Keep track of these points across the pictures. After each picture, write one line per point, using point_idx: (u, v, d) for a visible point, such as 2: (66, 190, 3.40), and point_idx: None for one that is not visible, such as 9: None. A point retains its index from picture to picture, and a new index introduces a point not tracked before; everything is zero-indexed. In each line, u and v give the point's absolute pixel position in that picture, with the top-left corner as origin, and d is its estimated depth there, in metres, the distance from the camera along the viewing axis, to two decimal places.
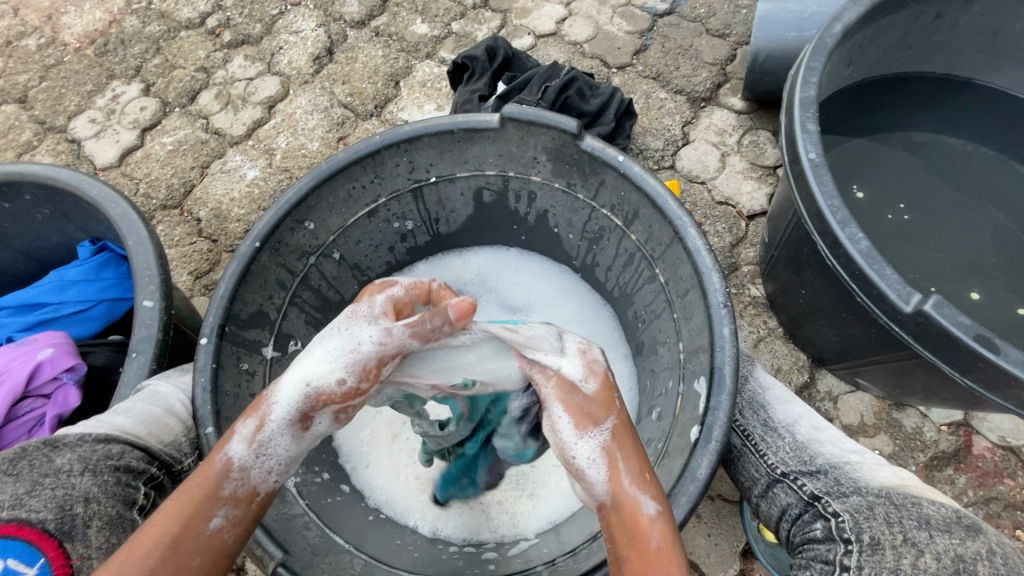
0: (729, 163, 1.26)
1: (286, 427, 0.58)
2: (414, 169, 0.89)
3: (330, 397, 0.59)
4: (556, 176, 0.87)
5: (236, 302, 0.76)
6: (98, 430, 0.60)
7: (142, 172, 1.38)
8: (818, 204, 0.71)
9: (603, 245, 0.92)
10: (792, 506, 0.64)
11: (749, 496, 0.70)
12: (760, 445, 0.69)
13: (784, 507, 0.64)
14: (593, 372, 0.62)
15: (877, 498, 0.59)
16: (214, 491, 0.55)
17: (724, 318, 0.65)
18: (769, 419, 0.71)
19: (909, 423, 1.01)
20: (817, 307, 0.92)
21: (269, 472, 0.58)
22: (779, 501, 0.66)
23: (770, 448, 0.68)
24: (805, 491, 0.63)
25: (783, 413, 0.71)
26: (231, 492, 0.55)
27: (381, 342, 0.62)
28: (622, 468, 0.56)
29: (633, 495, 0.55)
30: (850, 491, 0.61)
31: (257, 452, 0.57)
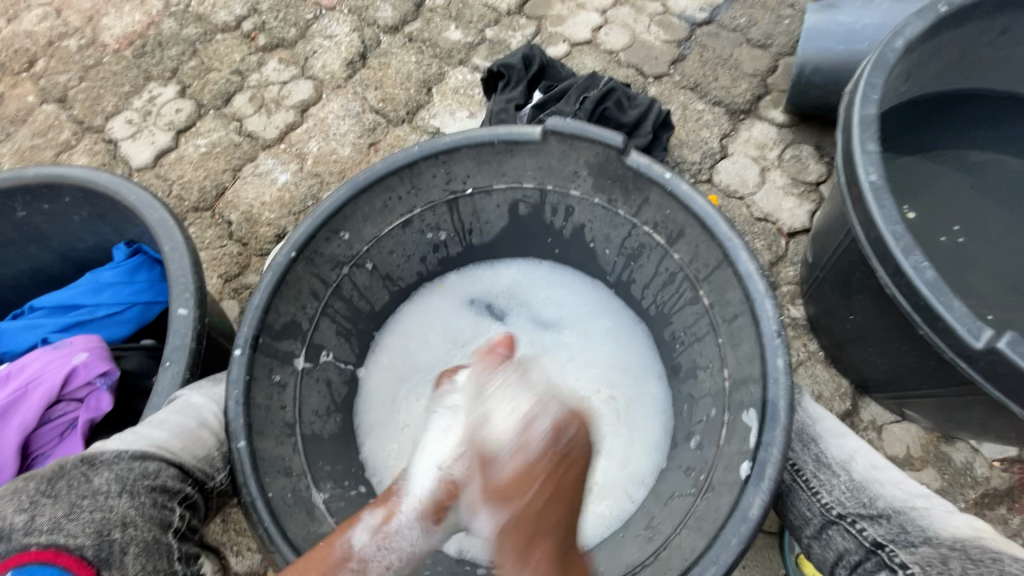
0: (769, 179, 1.22)
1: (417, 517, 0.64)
2: (451, 180, 0.87)
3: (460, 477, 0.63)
4: (596, 192, 0.85)
5: (270, 313, 0.75)
6: (134, 446, 0.59)
7: (176, 174, 1.40)
8: (878, 228, 0.67)
9: (642, 262, 0.89)
10: (850, 551, 0.61)
11: (800, 535, 0.66)
12: (812, 482, 0.66)
13: (840, 551, 0.62)
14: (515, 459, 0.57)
15: (950, 551, 0.57)
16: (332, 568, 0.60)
17: (778, 347, 0.62)
18: (822, 454, 0.67)
19: (959, 458, 0.95)
20: (866, 334, 0.88)
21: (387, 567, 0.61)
22: (835, 545, 0.63)
23: (824, 486, 0.65)
24: (866, 537, 0.61)
25: (837, 449, 0.67)
26: None
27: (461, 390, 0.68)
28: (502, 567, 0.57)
29: None
30: (918, 541, 0.59)
31: (380, 543, 0.62)
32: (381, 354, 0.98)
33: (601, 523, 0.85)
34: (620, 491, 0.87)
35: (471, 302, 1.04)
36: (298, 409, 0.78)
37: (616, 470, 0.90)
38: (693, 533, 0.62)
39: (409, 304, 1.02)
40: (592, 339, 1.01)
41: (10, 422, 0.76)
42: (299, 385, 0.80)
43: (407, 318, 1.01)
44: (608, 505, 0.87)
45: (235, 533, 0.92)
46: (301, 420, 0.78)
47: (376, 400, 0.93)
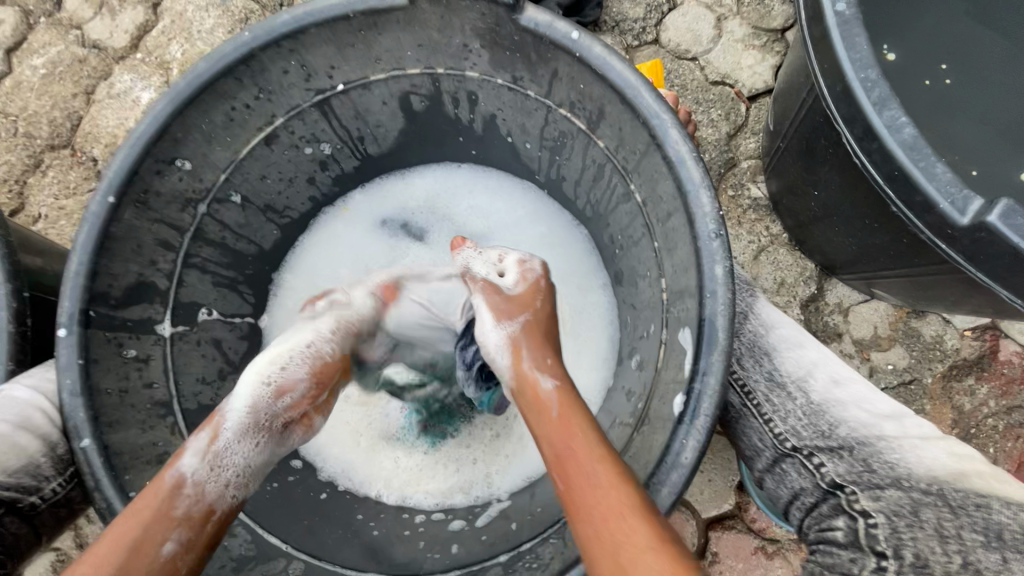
0: (727, 30, 1.01)
1: (241, 430, 0.57)
2: (310, 74, 0.68)
3: (285, 386, 0.59)
4: (497, 69, 0.66)
5: (99, 277, 0.60)
6: None
7: (16, 106, 1.14)
8: (845, 78, 0.51)
9: (567, 154, 0.73)
10: (806, 491, 0.56)
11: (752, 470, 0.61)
12: (764, 408, 0.60)
13: (792, 485, 0.57)
14: (524, 278, 0.61)
15: (923, 496, 0.50)
16: (165, 509, 0.51)
17: (717, 252, 0.49)
18: (776, 373, 0.62)
19: (928, 332, 0.89)
20: (831, 212, 0.75)
21: (225, 486, 0.55)
22: (790, 482, 0.57)
23: (778, 413, 0.59)
24: (824, 476, 0.54)
25: (794, 366, 0.62)
26: (183, 512, 0.52)
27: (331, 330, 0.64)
28: (523, 355, 0.56)
29: (531, 376, 0.55)
30: (886, 483, 0.52)
31: (213, 463, 0.55)
32: (284, 296, 0.83)
33: None
34: None
35: (387, 223, 0.88)
36: (173, 383, 0.66)
37: None
38: None
39: (309, 235, 0.86)
40: (526, 250, 0.87)
41: None
42: (170, 355, 0.67)
43: (310, 253, 0.85)
44: None
45: None
46: (180, 394, 0.67)
47: None
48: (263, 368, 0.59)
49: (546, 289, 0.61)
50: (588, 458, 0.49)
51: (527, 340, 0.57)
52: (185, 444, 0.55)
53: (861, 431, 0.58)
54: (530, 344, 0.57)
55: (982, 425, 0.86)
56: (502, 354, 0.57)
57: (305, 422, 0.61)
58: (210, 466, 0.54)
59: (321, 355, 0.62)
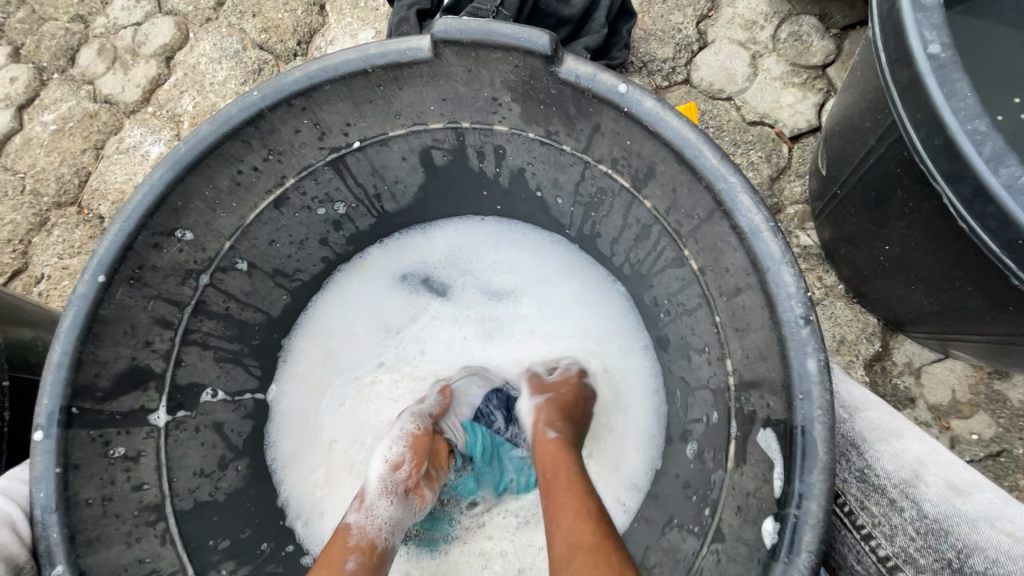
0: (763, 68, 0.95)
1: (379, 491, 0.64)
2: (324, 133, 0.62)
3: (396, 460, 0.66)
4: (528, 123, 0.60)
5: (86, 368, 0.53)
6: None
7: (25, 163, 1.11)
8: (947, 131, 0.44)
9: (605, 211, 0.66)
10: None
11: None
12: (861, 520, 0.49)
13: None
14: (564, 370, 0.74)
15: None
16: (341, 543, 0.60)
17: (807, 341, 0.41)
18: (873, 474, 0.50)
19: (1016, 396, 0.78)
20: (906, 268, 0.67)
21: (381, 533, 0.62)
22: None
23: (880, 529, 0.48)
24: None
25: (892, 464, 0.50)
26: (354, 542, 0.60)
27: (410, 422, 0.70)
28: (541, 418, 0.67)
29: (540, 433, 0.66)
30: None
31: (365, 513, 0.62)
32: (295, 363, 0.77)
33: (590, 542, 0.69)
34: (609, 493, 0.71)
35: (409, 280, 0.82)
36: (166, 480, 0.59)
37: (600, 467, 0.73)
38: None
39: (322, 297, 0.79)
40: (554, 307, 0.80)
41: None
42: (165, 448, 0.60)
43: (323, 317, 0.79)
44: None
45: None
46: (173, 493, 0.60)
47: (297, 420, 0.75)
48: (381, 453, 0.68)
49: (580, 375, 0.73)
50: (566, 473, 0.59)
51: (541, 413, 0.68)
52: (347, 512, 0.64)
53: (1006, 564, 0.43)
54: (546, 412, 0.68)
55: None
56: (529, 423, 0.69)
57: (419, 493, 0.66)
58: (364, 513, 0.62)
59: (412, 432, 0.68)
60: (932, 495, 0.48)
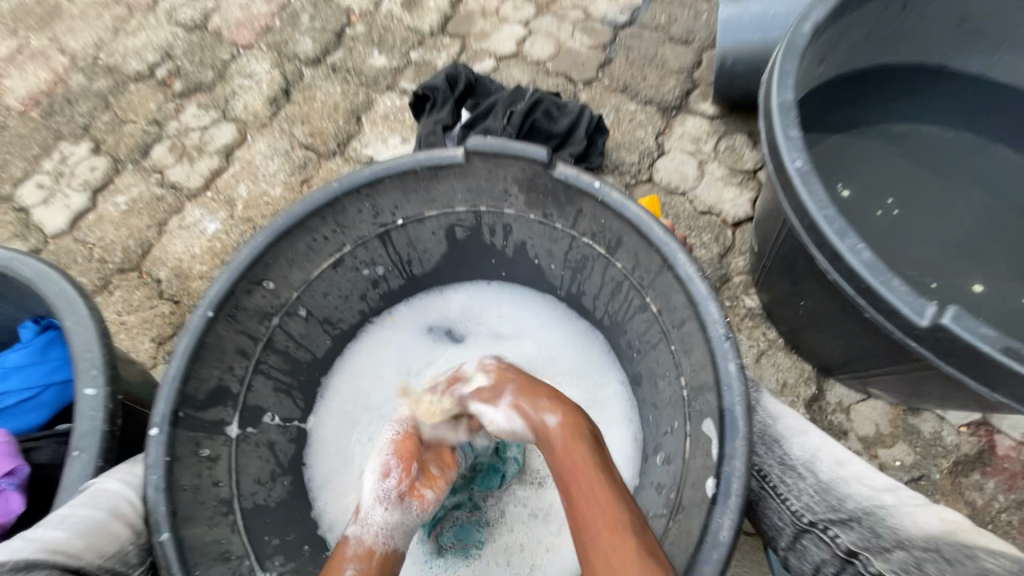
0: (708, 171, 1.22)
1: (373, 501, 0.74)
2: (378, 213, 0.83)
3: (386, 471, 0.76)
4: (530, 208, 0.81)
5: (190, 381, 0.68)
6: (17, 555, 0.49)
7: (96, 236, 1.31)
8: (811, 215, 0.66)
9: (588, 274, 0.86)
10: (828, 564, 0.54)
11: (775, 548, 0.61)
12: (779, 487, 0.60)
13: (819, 567, 0.55)
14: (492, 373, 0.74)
15: (923, 554, 0.50)
16: (342, 553, 0.71)
17: (728, 351, 0.59)
18: (786, 457, 0.62)
19: (927, 429, 0.95)
20: (818, 317, 0.87)
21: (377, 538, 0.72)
22: (811, 557, 0.56)
23: (792, 492, 0.59)
24: (840, 545, 0.53)
25: (800, 448, 0.62)
26: (352, 551, 0.71)
27: (396, 432, 0.79)
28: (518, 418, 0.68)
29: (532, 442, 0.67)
30: (892, 546, 0.51)
31: (361, 523, 0.73)
32: (332, 398, 0.91)
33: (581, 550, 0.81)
34: None
35: (429, 331, 0.99)
36: (235, 482, 0.71)
37: None
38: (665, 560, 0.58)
39: (356, 344, 0.95)
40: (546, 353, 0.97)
41: None
42: (235, 455, 0.73)
43: (357, 360, 0.95)
44: None
45: None
46: (239, 494, 0.72)
47: (330, 447, 0.88)
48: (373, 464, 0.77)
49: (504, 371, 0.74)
50: (588, 478, 0.61)
51: (557, 429, 0.65)
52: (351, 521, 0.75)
53: (870, 504, 0.56)
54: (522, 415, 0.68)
55: (998, 521, 0.88)
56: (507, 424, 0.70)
57: (415, 495, 0.75)
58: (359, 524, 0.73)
59: (396, 441, 0.78)
60: (827, 467, 0.60)
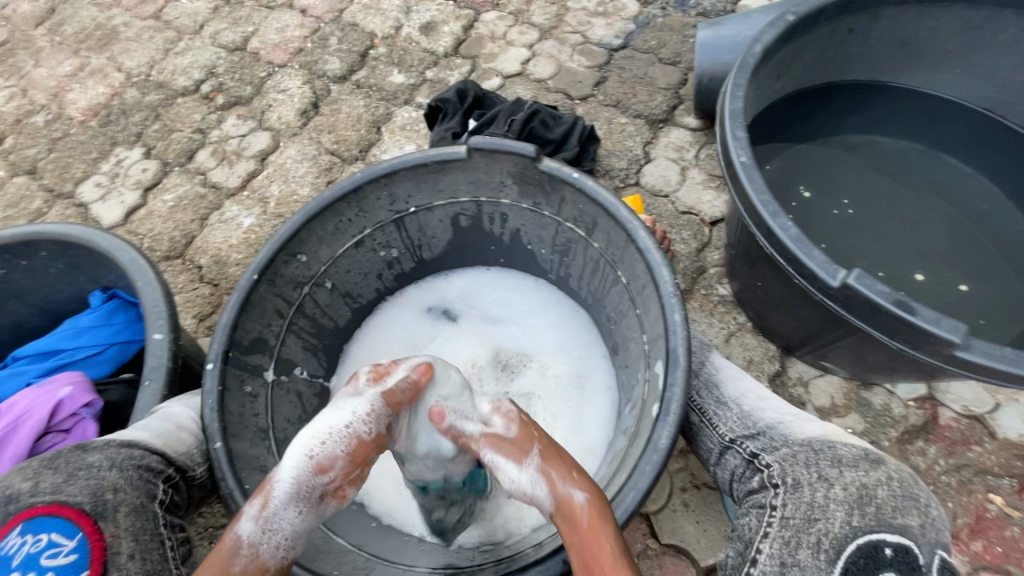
0: (689, 176, 1.36)
1: (289, 503, 0.68)
2: (394, 201, 0.98)
3: (322, 467, 0.70)
4: (523, 198, 0.96)
5: (238, 330, 0.83)
6: (121, 436, 0.68)
7: (146, 228, 1.48)
8: (751, 200, 0.79)
9: (572, 256, 1.00)
10: (738, 467, 0.72)
11: (707, 464, 0.77)
12: (711, 417, 0.77)
13: (732, 470, 0.72)
14: (512, 420, 0.74)
15: (801, 447, 0.67)
16: (232, 561, 0.64)
17: (675, 305, 0.72)
18: (720, 395, 0.78)
19: (877, 401, 1.07)
20: (774, 297, 1.00)
21: (276, 547, 0.67)
22: (729, 465, 0.73)
23: (720, 418, 0.76)
24: (746, 451, 0.71)
25: (732, 389, 0.79)
26: (242, 566, 0.65)
27: (361, 420, 0.72)
28: (554, 476, 0.67)
29: (566, 492, 0.65)
30: (781, 445, 0.69)
31: (264, 527, 0.67)
32: (351, 362, 1.06)
33: None
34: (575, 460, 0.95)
35: (433, 310, 1.13)
36: (271, 416, 0.86)
37: (572, 438, 0.99)
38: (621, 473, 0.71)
39: (372, 318, 1.10)
40: (537, 330, 1.10)
41: (3, 454, 0.81)
42: (272, 397, 0.88)
43: (373, 332, 1.10)
44: None
45: None
46: (274, 426, 0.86)
47: None
48: (305, 447, 0.70)
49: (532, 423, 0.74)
50: (609, 562, 0.60)
51: (586, 507, 0.63)
52: (242, 512, 0.67)
53: (774, 423, 0.73)
54: (545, 476, 0.68)
55: (939, 482, 0.99)
56: (533, 485, 0.68)
57: (338, 495, 0.72)
58: (263, 529, 0.66)
59: (360, 435, 0.71)
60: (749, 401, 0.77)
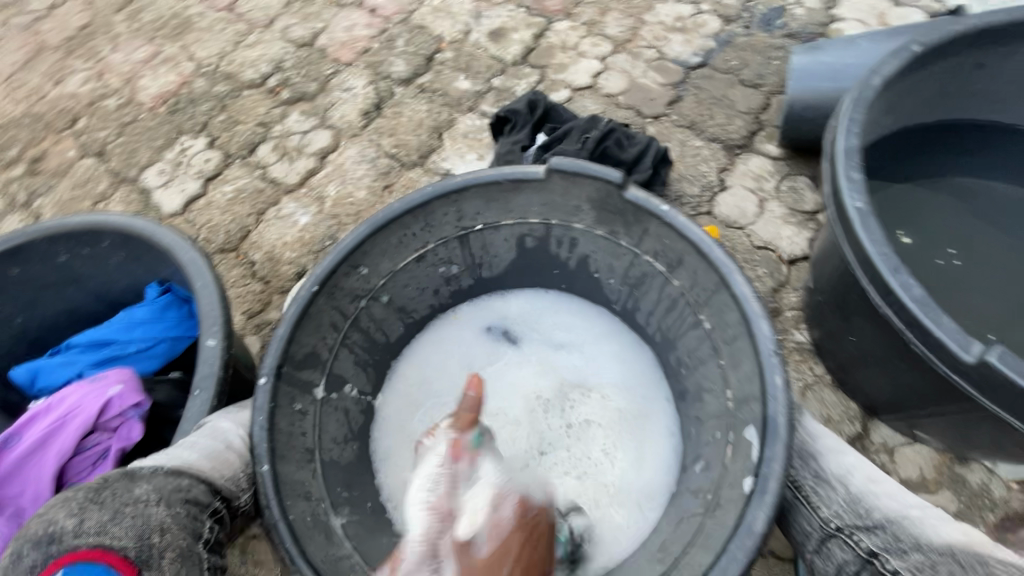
0: (768, 209, 1.27)
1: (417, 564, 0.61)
2: (462, 217, 0.93)
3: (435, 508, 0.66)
4: (598, 225, 0.90)
5: (293, 343, 0.80)
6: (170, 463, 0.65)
7: (203, 219, 1.48)
8: (868, 251, 0.71)
9: (645, 290, 0.93)
10: (849, 563, 0.65)
11: (803, 551, 0.70)
12: (812, 498, 0.69)
13: (841, 565, 0.65)
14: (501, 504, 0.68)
15: (938, 556, 0.60)
16: None
17: (776, 365, 0.65)
18: (821, 470, 0.70)
19: (975, 480, 0.95)
20: (868, 354, 0.91)
21: None
22: (834, 558, 0.66)
23: (823, 501, 0.68)
24: (862, 547, 0.64)
25: (836, 465, 0.70)
26: None
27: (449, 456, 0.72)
28: None
29: None
30: (910, 548, 0.62)
31: None
32: (399, 379, 1.01)
33: (620, 537, 0.86)
34: (633, 502, 0.88)
35: (487, 330, 1.06)
36: (318, 436, 0.82)
37: (630, 479, 0.91)
38: (699, 554, 0.65)
39: (424, 335, 1.04)
40: (599, 361, 1.02)
41: (48, 453, 0.82)
42: (320, 416, 0.84)
43: (424, 349, 1.04)
44: (629, 517, 0.87)
45: (253, 565, 0.95)
46: (320, 446, 0.82)
47: (393, 423, 0.96)
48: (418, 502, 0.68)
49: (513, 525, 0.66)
50: None
51: None
52: None
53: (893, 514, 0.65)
54: None
55: None
56: None
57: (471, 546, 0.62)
58: None
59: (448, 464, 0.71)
60: (857, 482, 0.69)
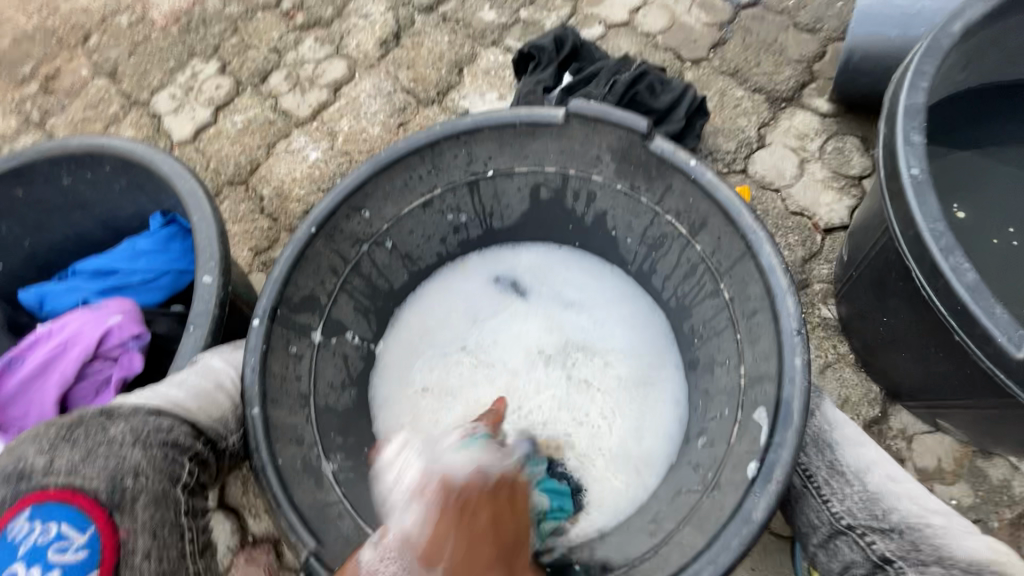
0: (808, 171, 1.16)
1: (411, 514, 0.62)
2: (472, 161, 0.86)
3: None
4: (618, 177, 0.84)
5: (289, 286, 0.78)
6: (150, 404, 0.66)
7: (213, 149, 1.44)
8: (918, 226, 0.66)
9: (664, 251, 0.86)
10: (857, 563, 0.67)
11: (807, 542, 0.73)
12: (823, 490, 0.71)
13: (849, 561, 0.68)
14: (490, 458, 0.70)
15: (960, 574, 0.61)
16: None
17: (797, 346, 0.66)
18: (836, 463, 0.72)
19: (995, 474, 0.91)
20: (901, 338, 0.84)
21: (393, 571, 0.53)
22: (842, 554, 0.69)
23: (835, 495, 0.70)
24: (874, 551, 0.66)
25: (852, 458, 0.71)
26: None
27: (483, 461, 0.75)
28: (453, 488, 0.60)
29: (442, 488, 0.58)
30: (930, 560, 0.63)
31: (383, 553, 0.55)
32: (400, 327, 0.96)
33: (613, 496, 0.85)
34: (632, 467, 0.86)
35: (493, 281, 1.00)
36: (313, 381, 0.81)
37: (630, 445, 0.88)
38: (695, 528, 0.70)
39: (425, 283, 0.98)
40: (609, 322, 0.96)
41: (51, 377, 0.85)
42: (316, 361, 0.82)
43: (427, 297, 0.98)
44: (628, 480, 0.86)
45: (252, 496, 1.00)
46: (316, 392, 0.82)
47: (391, 370, 0.94)
48: None
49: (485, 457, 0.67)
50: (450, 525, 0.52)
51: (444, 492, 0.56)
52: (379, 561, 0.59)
53: (914, 518, 0.66)
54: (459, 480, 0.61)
55: None
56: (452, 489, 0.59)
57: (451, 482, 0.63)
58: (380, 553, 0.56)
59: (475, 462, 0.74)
60: (878, 479, 0.70)
